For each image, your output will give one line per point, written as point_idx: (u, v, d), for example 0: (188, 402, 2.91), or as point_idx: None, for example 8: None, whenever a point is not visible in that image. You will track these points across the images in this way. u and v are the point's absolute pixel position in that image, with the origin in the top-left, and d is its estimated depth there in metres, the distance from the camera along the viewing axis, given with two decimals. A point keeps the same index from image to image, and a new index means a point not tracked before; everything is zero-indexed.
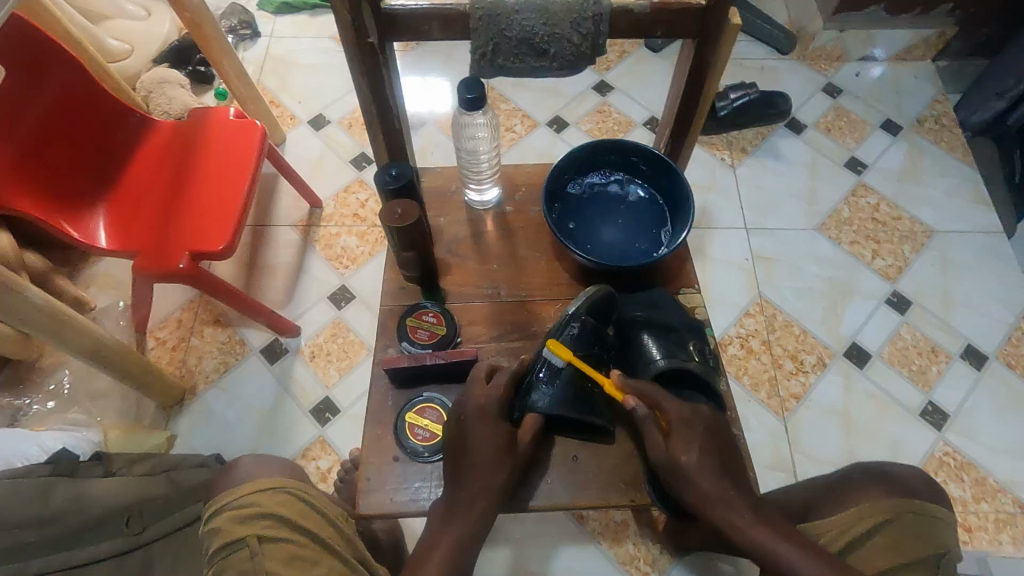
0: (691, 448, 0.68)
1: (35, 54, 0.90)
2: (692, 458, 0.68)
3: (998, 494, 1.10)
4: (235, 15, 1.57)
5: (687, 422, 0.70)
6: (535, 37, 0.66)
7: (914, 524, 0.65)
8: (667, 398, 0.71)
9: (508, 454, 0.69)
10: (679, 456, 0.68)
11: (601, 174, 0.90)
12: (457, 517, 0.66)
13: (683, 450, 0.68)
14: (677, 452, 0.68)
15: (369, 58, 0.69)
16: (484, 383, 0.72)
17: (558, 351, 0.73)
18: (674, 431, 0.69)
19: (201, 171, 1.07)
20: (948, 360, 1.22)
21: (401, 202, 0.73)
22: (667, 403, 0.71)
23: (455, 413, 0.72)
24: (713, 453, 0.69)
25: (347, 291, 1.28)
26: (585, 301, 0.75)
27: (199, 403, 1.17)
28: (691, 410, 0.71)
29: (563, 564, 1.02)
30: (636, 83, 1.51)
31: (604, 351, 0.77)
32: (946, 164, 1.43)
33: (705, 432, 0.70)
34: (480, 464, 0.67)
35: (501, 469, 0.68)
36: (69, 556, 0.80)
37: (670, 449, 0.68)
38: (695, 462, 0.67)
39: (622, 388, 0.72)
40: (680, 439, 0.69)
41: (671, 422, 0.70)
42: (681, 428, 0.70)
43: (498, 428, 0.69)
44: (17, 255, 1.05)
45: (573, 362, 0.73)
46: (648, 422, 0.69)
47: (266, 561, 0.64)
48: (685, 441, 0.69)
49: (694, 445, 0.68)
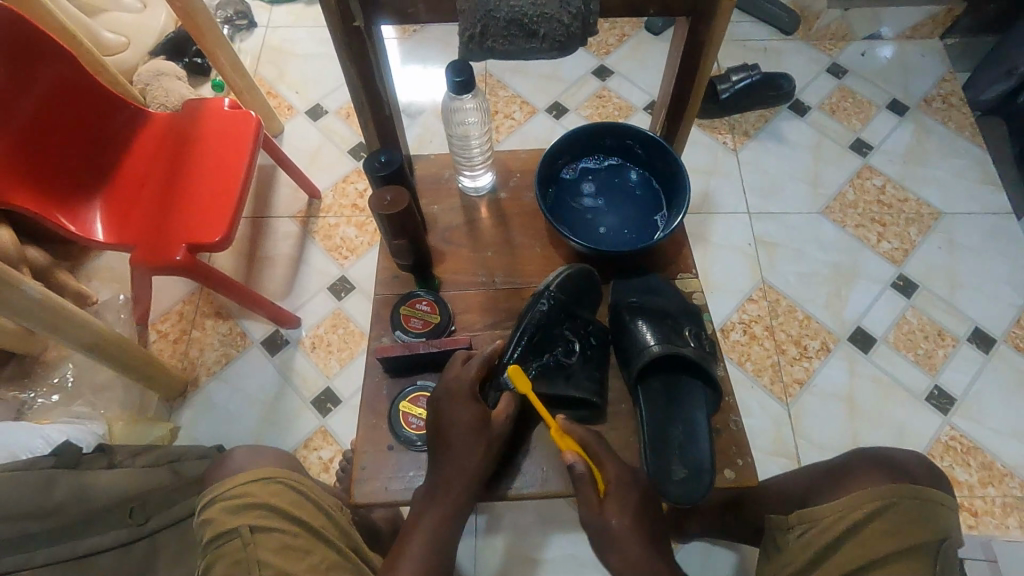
0: (623, 513, 0.66)
1: (25, 47, 0.88)
2: (622, 522, 0.66)
3: (1005, 478, 1.09)
4: (230, 6, 1.56)
5: (627, 485, 0.68)
6: (524, 18, 0.64)
7: (914, 508, 0.63)
8: (610, 458, 0.69)
9: (483, 432, 0.68)
10: (610, 519, 0.66)
11: (596, 159, 0.89)
12: (439, 498, 0.67)
13: (616, 514, 0.66)
14: (610, 515, 0.66)
15: (356, 41, 0.69)
16: (460, 367, 0.72)
17: (515, 380, 0.70)
18: (610, 492, 0.67)
19: (195, 162, 1.07)
20: (954, 343, 1.20)
21: (391, 189, 0.72)
22: (609, 463, 0.69)
23: (432, 398, 0.71)
24: (644, 517, 0.67)
25: (347, 282, 1.28)
26: (557, 279, 0.75)
27: (202, 394, 1.18)
28: (633, 474, 0.69)
29: (562, 551, 1.02)
30: (636, 66, 1.49)
31: (581, 327, 0.77)
32: (954, 145, 1.40)
33: (639, 499, 0.68)
34: (455, 446, 0.67)
35: (477, 448, 0.67)
36: (74, 546, 0.79)
37: (602, 511, 0.66)
38: (625, 529, 0.66)
39: (566, 439, 0.69)
40: (613, 500, 0.67)
41: (608, 483, 0.68)
42: (619, 491, 0.67)
43: (472, 406, 0.68)
44: (18, 250, 1.05)
45: (526, 394, 0.71)
46: (586, 482, 0.67)
47: (258, 551, 0.64)
48: (619, 504, 0.67)
49: (628, 510, 0.67)
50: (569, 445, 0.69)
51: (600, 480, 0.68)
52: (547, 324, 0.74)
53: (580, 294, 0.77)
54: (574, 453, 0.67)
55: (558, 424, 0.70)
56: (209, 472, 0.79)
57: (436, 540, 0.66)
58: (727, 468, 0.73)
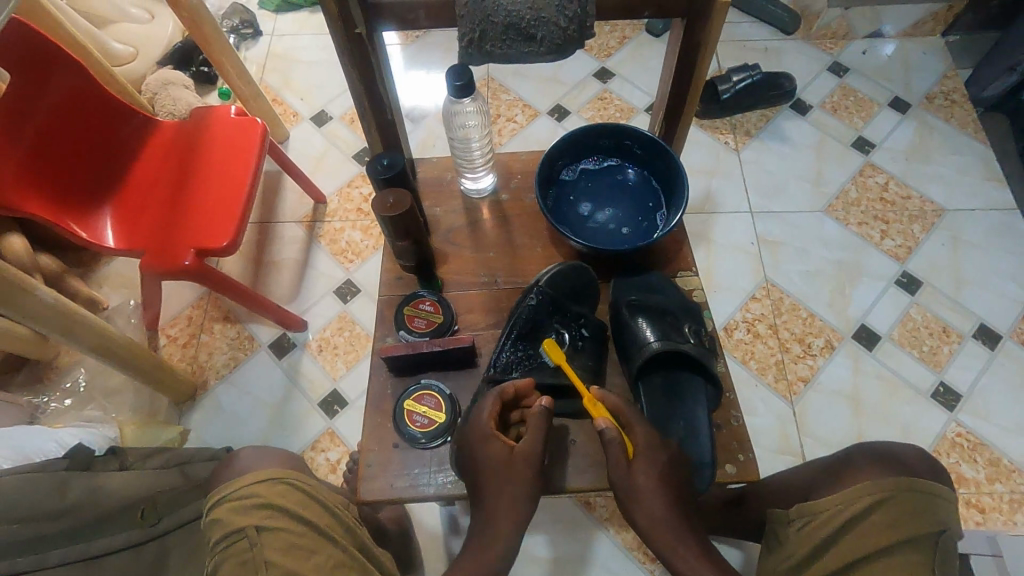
0: (650, 473, 0.67)
1: (39, 59, 0.91)
2: (649, 482, 0.66)
3: (1012, 475, 1.08)
4: (236, 15, 1.59)
5: (654, 449, 0.68)
6: (521, 22, 0.66)
7: (913, 500, 0.63)
8: (638, 421, 0.70)
9: (513, 464, 0.67)
10: (638, 478, 0.66)
11: (595, 160, 0.90)
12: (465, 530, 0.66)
13: (643, 473, 0.67)
14: (636, 473, 0.67)
15: (357, 47, 0.70)
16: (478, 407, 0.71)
17: (552, 354, 0.74)
18: (638, 454, 0.68)
19: (202, 170, 1.09)
20: (959, 340, 1.20)
21: (393, 191, 0.74)
22: (637, 425, 0.70)
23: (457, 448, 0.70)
24: (672, 480, 0.67)
25: (353, 285, 1.29)
26: (548, 274, 0.78)
27: (210, 397, 1.19)
28: (661, 438, 0.70)
29: (567, 550, 1.03)
30: (637, 68, 1.50)
31: (572, 320, 0.79)
32: (957, 141, 1.40)
33: (668, 462, 0.68)
34: (487, 490, 0.67)
35: (508, 483, 0.67)
36: (87, 548, 0.79)
37: (630, 471, 0.67)
38: (649, 485, 0.66)
39: (600, 406, 0.71)
40: (642, 461, 0.67)
41: (638, 446, 0.69)
42: (647, 454, 0.68)
43: (494, 445, 0.68)
44: (31, 258, 1.08)
45: (562, 367, 0.75)
46: (615, 444, 0.67)
47: (265, 550, 0.65)
48: (647, 465, 0.67)
49: (655, 471, 0.67)
50: (602, 412, 0.71)
51: (629, 444, 0.69)
52: (536, 318, 0.78)
53: (575, 290, 0.80)
54: (606, 418, 0.69)
55: (591, 393, 0.72)
56: (218, 472, 0.80)
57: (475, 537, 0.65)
58: (729, 463, 0.74)
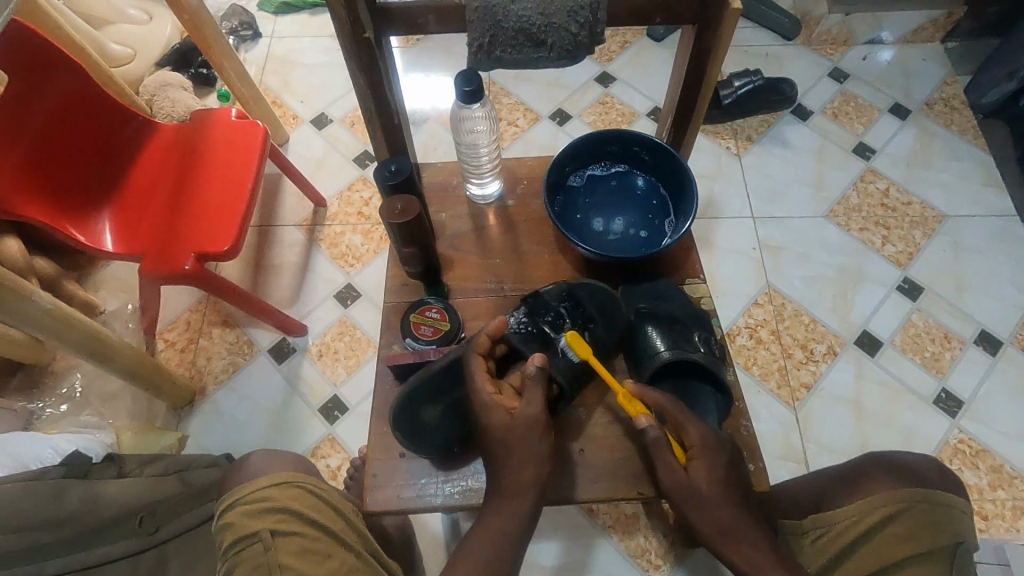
0: (711, 475, 0.66)
1: (38, 63, 0.90)
2: (710, 485, 0.65)
3: (1015, 481, 1.08)
4: (235, 18, 1.57)
5: (710, 448, 0.67)
6: (532, 27, 0.65)
7: (928, 512, 0.63)
8: (691, 421, 0.68)
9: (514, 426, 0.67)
10: (698, 481, 0.66)
11: (602, 166, 0.89)
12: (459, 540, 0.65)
13: (703, 477, 0.66)
14: (697, 477, 0.66)
15: (366, 52, 0.69)
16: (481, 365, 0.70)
17: (575, 345, 0.73)
18: (696, 455, 0.67)
19: (202, 173, 1.07)
20: (961, 346, 1.20)
21: (401, 197, 0.73)
22: (690, 426, 0.68)
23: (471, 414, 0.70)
24: (732, 480, 0.66)
25: (354, 290, 1.28)
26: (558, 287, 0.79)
27: (209, 402, 1.18)
28: (716, 435, 0.68)
29: (572, 558, 1.02)
30: (639, 72, 1.50)
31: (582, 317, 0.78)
32: (957, 147, 1.41)
33: (725, 462, 0.67)
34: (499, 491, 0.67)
35: (508, 457, 0.66)
36: (86, 556, 0.78)
37: (689, 475, 0.66)
38: (711, 488, 0.65)
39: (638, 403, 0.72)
40: (699, 462, 0.66)
41: (693, 447, 0.68)
42: (703, 454, 0.67)
43: (497, 410, 0.67)
44: (27, 261, 1.06)
45: (588, 359, 0.74)
46: (660, 444, 0.68)
47: (279, 555, 0.64)
48: (704, 466, 0.66)
49: (714, 474, 0.66)
50: (639, 409, 0.71)
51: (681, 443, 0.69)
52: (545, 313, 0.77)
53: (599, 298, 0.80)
54: (646, 415, 0.69)
55: (626, 389, 0.72)
56: (223, 480, 0.79)
57: (497, 546, 0.64)
58: None
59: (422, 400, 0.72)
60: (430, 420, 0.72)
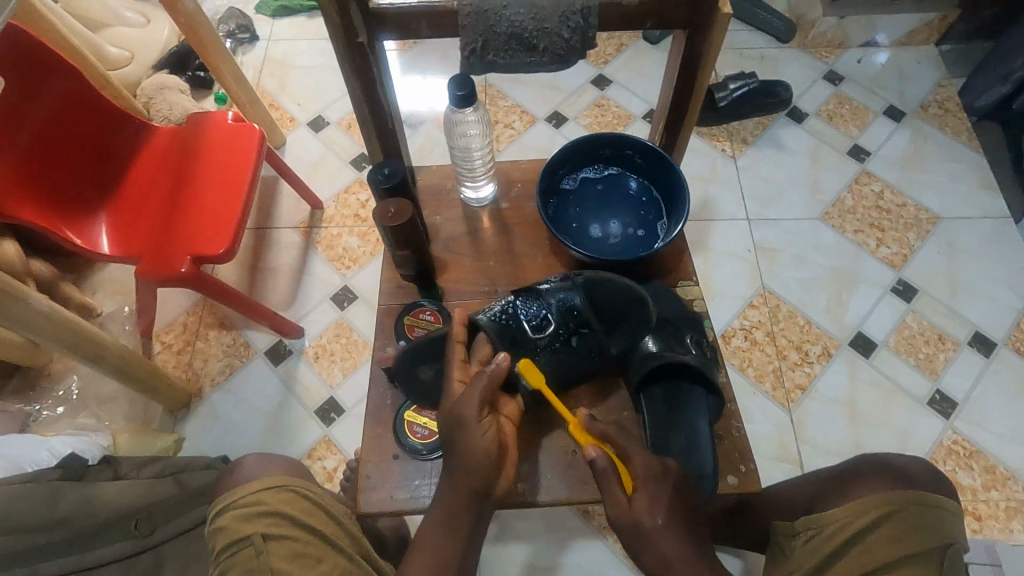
0: (657, 511, 0.65)
1: (33, 67, 0.90)
2: (656, 521, 0.65)
3: (1009, 482, 1.09)
4: (233, 20, 1.58)
5: (655, 478, 0.67)
6: (524, 32, 0.65)
7: (917, 515, 0.63)
8: (636, 450, 0.68)
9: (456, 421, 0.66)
10: (644, 517, 0.65)
11: (595, 169, 0.90)
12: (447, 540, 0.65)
13: (648, 513, 0.65)
14: (641, 514, 0.65)
15: (359, 56, 0.70)
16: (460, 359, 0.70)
17: (521, 350, 0.72)
18: (639, 488, 0.66)
19: (198, 175, 1.08)
20: (956, 347, 1.20)
21: (394, 201, 0.73)
22: (634, 454, 0.68)
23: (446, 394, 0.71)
24: (679, 513, 0.66)
25: (350, 292, 1.29)
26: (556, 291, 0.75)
27: (205, 404, 1.18)
28: (662, 464, 0.68)
29: (569, 560, 1.02)
30: (635, 75, 1.50)
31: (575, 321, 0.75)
32: (951, 150, 1.41)
33: (671, 493, 0.66)
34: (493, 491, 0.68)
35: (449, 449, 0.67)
36: (82, 558, 0.80)
37: (633, 509, 0.66)
38: (658, 525, 0.64)
39: (587, 433, 0.71)
40: (642, 497, 0.66)
41: (637, 476, 0.67)
42: (648, 484, 0.67)
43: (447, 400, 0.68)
44: (23, 264, 1.07)
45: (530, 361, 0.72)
46: (609, 476, 0.67)
47: (271, 559, 0.65)
48: (649, 501, 0.66)
49: (658, 505, 0.65)
50: (589, 441, 0.70)
51: (628, 473, 0.68)
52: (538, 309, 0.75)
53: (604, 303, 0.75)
54: (596, 446, 0.68)
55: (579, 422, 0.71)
56: (218, 482, 0.79)
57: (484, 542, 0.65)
58: (730, 474, 0.74)
59: (422, 359, 0.74)
60: (424, 378, 0.75)
